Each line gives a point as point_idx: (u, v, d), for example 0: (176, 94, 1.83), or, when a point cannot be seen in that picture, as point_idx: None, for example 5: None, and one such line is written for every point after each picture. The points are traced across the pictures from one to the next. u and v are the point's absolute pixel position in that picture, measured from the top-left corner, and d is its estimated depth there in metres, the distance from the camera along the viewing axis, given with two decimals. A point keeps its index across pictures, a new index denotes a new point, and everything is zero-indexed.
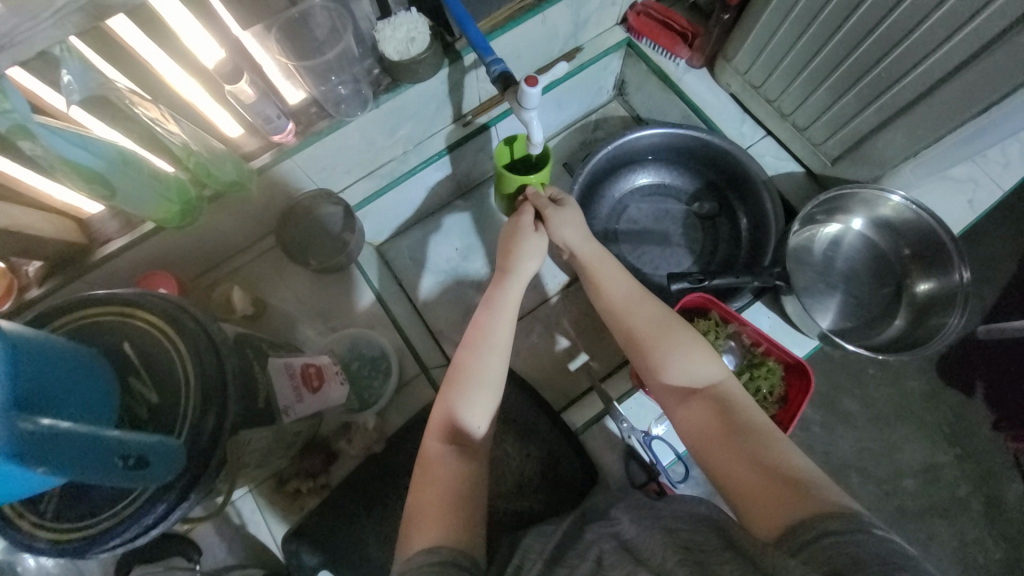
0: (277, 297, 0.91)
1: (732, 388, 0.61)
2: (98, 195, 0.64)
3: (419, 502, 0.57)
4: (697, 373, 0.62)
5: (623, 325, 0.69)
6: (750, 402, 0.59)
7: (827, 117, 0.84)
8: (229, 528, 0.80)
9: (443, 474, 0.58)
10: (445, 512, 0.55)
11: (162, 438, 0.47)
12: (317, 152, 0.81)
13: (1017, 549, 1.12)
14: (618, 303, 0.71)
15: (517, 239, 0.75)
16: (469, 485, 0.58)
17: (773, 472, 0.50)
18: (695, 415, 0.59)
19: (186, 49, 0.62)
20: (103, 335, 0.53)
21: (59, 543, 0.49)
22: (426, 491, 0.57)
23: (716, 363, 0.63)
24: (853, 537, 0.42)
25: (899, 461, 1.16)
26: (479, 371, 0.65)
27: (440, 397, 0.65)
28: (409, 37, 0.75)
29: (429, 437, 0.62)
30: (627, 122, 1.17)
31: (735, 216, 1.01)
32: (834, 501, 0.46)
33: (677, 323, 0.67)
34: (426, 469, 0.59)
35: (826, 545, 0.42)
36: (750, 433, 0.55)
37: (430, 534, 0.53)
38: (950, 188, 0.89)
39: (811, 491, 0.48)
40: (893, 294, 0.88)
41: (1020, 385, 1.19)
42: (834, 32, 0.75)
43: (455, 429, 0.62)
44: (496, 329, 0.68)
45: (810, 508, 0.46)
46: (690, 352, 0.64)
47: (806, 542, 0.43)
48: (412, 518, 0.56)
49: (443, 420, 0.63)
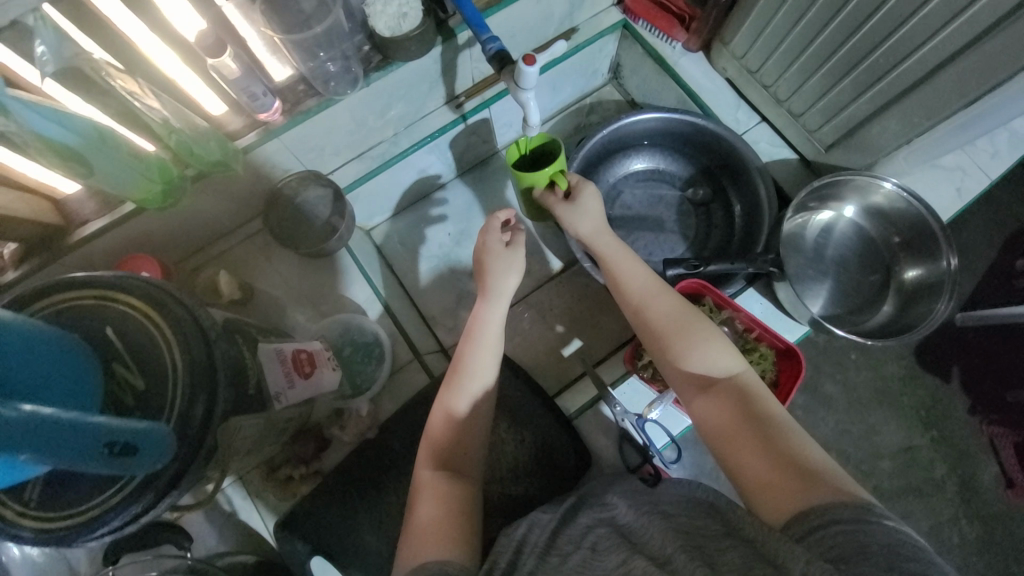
0: (264, 282, 0.89)
1: (749, 379, 0.61)
2: (74, 173, 0.61)
3: (427, 506, 0.57)
4: (714, 364, 0.63)
5: (640, 317, 0.70)
6: (768, 394, 0.59)
7: (824, 103, 0.84)
8: (219, 515, 0.79)
9: (445, 484, 0.59)
10: (449, 519, 0.56)
11: (151, 424, 0.45)
12: (305, 132, 0.78)
13: (988, 528, 1.17)
14: (635, 295, 0.72)
15: (489, 257, 0.73)
16: (468, 496, 0.59)
17: (786, 463, 0.51)
18: (707, 407, 0.60)
19: (162, 17, 0.58)
20: (82, 320, 0.51)
21: (43, 532, 0.47)
22: (430, 500, 0.58)
23: (733, 355, 0.64)
24: (862, 526, 0.42)
25: (880, 445, 1.20)
26: (469, 391, 0.66)
27: (443, 401, 0.65)
28: (401, 12, 0.72)
29: (430, 445, 0.63)
30: (622, 106, 1.16)
31: (728, 202, 1.01)
32: (847, 492, 0.46)
33: (695, 315, 0.68)
34: (430, 477, 0.60)
35: (835, 533, 0.42)
36: (764, 425, 0.55)
37: (435, 540, 0.53)
38: (939, 177, 0.90)
39: (824, 483, 0.48)
40: (881, 281, 0.89)
41: (995, 370, 1.23)
42: (833, 16, 0.74)
43: (456, 437, 0.63)
44: (477, 354, 0.68)
45: (822, 497, 0.46)
46: (707, 342, 0.64)
47: (813, 529, 0.44)
48: (419, 520, 0.56)
49: (447, 427, 0.63)
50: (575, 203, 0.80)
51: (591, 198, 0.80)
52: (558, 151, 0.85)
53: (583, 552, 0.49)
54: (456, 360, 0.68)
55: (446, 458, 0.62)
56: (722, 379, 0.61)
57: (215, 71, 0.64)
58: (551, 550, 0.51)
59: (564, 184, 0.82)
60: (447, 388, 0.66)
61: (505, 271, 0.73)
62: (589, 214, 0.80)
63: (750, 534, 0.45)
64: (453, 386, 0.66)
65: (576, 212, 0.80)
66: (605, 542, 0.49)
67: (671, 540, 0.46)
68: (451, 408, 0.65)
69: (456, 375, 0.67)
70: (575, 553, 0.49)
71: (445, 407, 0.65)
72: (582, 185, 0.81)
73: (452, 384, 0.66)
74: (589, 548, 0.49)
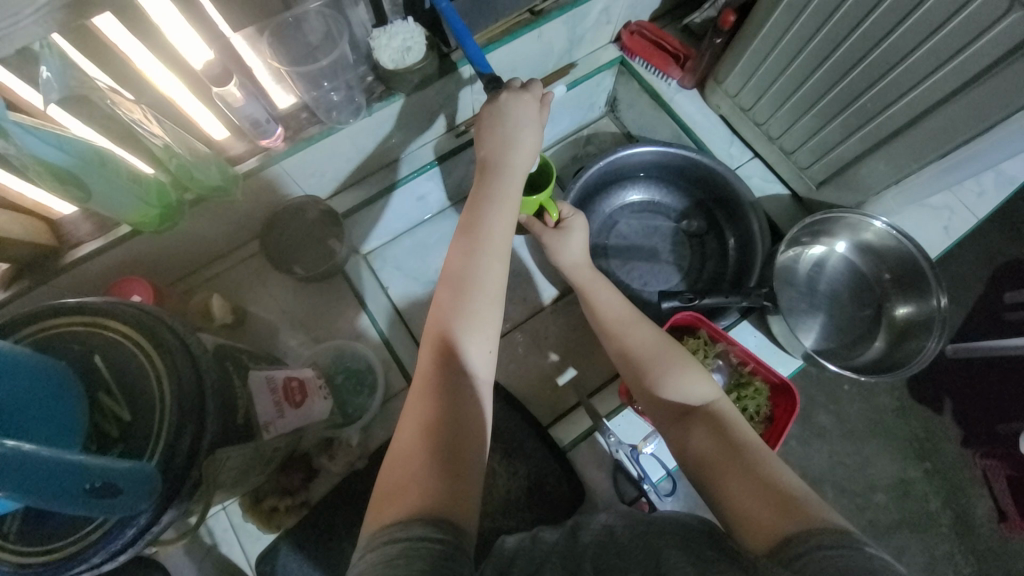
0: (258, 306, 0.89)
1: (724, 408, 0.61)
2: (73, 196, 0.61)
3: (407, 450, 0.51)
4: (689, 393, 0.63)
5: (618, 349, 0.70)
6: (744, 422, 0.59)
7: (814, 142, 0.87)
8: (199, 549, 0.76)
9: (434, 419, 0.52)
10: (434, 461, 0.50)
11: (135, 462, 0.44)
12: (306, 158, 0.79)
13: (983, 563, 1.16)
14: (614, 323, 0.73)
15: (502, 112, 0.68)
16: (467, 434, 0.52)
17: (764, 491, 0.50)
18: (684, 442, 0.59)
19: (172, 49, 0.59)
20: (70, 347, 0.50)
21: (20, 568, 0.45)
22: (414, 441, 0.52)
23: (710, 382, 0.64)
24: (842, 551, 0.42)
25: (872, 476, 1.19)
26: (473, 308, 0.58)
27: (437, 318, 0.58)
28: (405, 46, 0.74)
29: (421, 372, 0.56)
30: (618, 138, 1.18)
31: (723, 235, 1.03)
32: (825, 518, 0.46)
33: (670, 345, 0.68)
34: (415, 414, 0.53)
35: (819, 559, 0.42)
36: (738, 453, 0.55)
37: (413, 492, 0.47)
38: (928, 215, 0.93)
39: (804, 507, 0.47)
40: (873, 316, 0.90)
41: (985, 403, 1.24)
42: (823, 60, 0.77)
43: (453, 360, 0.56)
44: (481, 262, 0.61)
45: (799, 525, 0.45)
46: (680, 372, 0.65)
47: (799, 554, 0.43)
48: (397, 468, 0.50)
49: (440, 354, 0.56)
50: (565, 233, 0.82)
51: (579, 232, 0.83)
52: (550, 175, 0.85)
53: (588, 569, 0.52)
54: (451, 275, 0.61)
55: (431, 389, 0.54)
56: (698, 410, 0.61)
57: (220, 99, 0.65)
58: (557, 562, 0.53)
59: (556, 213, 0.83)
60: (444, 308, 0.59)
61: (509, 183, 0.68)
62: (577, 246, 0.82)
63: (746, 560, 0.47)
64: (455, 303, 0.58)
65: (563, 240, 0.81)
66: (611, 558, 0.52)
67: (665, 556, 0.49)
68: (447, 325, 0.57)
69: (465, 289, 0.59)
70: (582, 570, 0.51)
71: (439, 327, 0.58)
72: (572, 218, 0.84)
73: (451, 291, 0.59)
74: (593, 566, 0.52)
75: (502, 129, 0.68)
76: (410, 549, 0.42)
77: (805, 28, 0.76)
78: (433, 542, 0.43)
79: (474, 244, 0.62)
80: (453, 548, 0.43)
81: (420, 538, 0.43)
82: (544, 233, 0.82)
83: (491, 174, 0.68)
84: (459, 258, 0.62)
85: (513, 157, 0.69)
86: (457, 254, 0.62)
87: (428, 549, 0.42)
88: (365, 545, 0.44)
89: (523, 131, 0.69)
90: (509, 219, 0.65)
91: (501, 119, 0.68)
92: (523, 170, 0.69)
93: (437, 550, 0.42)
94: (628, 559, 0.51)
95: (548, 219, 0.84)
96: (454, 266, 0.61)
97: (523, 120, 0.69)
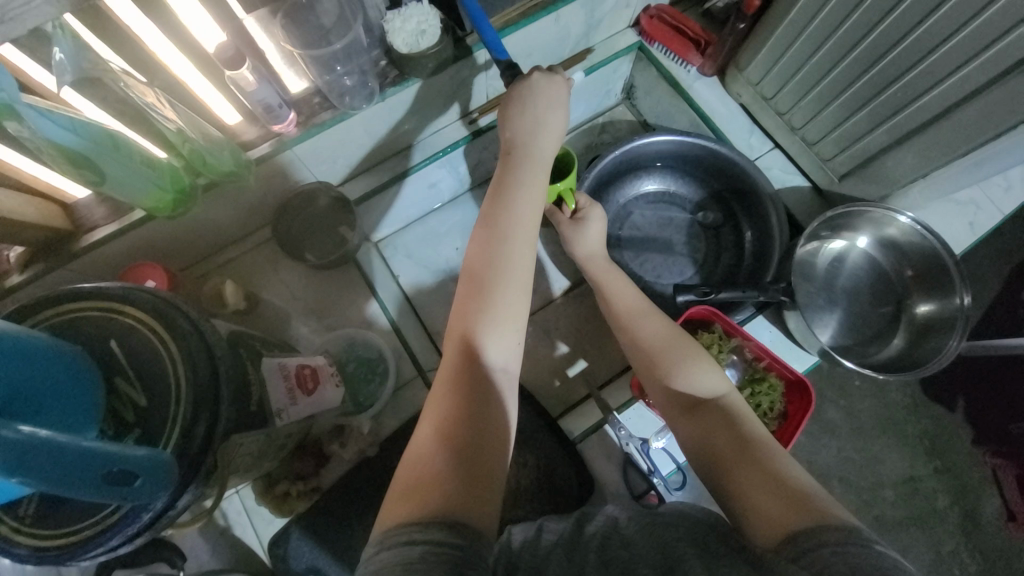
0: (270, 292, 0.89)
1: (735, 403, 0.60)
2: (87, 180, 0.61)
3: (428, 447, 0.51)
4: (698, 385, 0.62)
5: (626, 344, 0.70)
6: (752, 416, 0.59)
7: (838, 133, 0.84)
8: (213, 531, 0.79)
9: (456, 417, 0.52)
10: (455, 460, 0.50)
11: (152, 451, 0.44)
12: (318, 144, 0.78)
13: (990, 563, 1.15)
14: (623, 316, 0.72)
15: (526, 98, 0.67)
16: (486, 432, 0.52)
17: (774, 487, 0.49)
18: (692, 434, 0.59)
19: (185, 31, 0.59)
20: (86, 331, 0.50)
21: (39, 550, 0.46)
22: (434, 439, 0.52)
23: (722, 375, 0.63)
24: (852, 550, 0.41)
25: (880, 472, 1.18)
26: (497, 304, 0.58)
27: (460, 312, 0.58)
28: (419, 29, 0.72)
29: (443, 368, 0.56)
30: (634, 126, 1.16)
31: (739, 227, 1.01)
32: (837, 515, 0.45)
33: (679, 339, 0.67)
34: (437, 411, 0.53)
35: (827, 555, 0.41)
36: (748, 449, 0.54)
37: (433, 491, 0.47)
38: (953, 210, 0.90)
39: (814, 503, 0.47)
40: (892, 313, 0.88)
41: (1000, 402, 1.22)
42: (852, 48, 0.74)
43: (475, 355, 0.55)
44: (501, 252, 0.60)
45: (807, 521, 0.45)
46: (689, 363, 0.64)
47: (808, 548, 0.42)
48: (416, 465, 0.50)
49: (463, 351, 0.56)
50: (582, 223, 0.81)
51: (596, 222, 0.82)
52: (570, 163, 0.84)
53: (594, 561, 0.51)
54: (474, 267, 0.60)
55: (452, 385, 0.54)
56: (707, 402, 0.60)
57: (233, 83, 0.64)
58: (563, 558, 0.53)
59: (573, 203, 0.83)
60: (467, 303, 0.58)
61: (530, 171, 0.66)
62: (594, 238, 0.81)
63: (752, 555, 0.46)
64: (478, 297, 0.58)
65: (581, 231, 0.80)
66: (618, 550, 0.51)
67: (675, 550, 0.48)
68: (470, 321, 0.57)
69: (489, 283, 0.58)
70: (586, 560, 0.51)
71: (463, 321, 0.57)
72: (589, 208, 0.83)
73: (473, 282, 0.59)
74: (599, 557, 0.51)
75: (525, 116, 0.67)
76: (429, 553, 0.42)
77: (833, 14, 0.73)
78: (451, 547, 0.43)
79: (498, 237, 0.61)
80: (470, 553, 0.43)
81: (439, 542, 0.43)
82: (562, 224, 0.82)
83: (512, 166, 0.67)
84: (482, 250, 0.61)
85: (534, 152, 0.67)
86: (478, 244, 0.62)
87: (446, 555, 0.42)
88: (384, 542, 0.43)
89: (544, 124, 0.68)
90: (531, 210, 0.64)
91: (522, 111, 0.67)
92: (543, 161, 0.68)
93: (456, 555, 0.42)
94: (634, 550, 0.50)
95: (564, 208, 0.83)
96: (477, 259, 0.60)
97: (544, 113, 0.68)
